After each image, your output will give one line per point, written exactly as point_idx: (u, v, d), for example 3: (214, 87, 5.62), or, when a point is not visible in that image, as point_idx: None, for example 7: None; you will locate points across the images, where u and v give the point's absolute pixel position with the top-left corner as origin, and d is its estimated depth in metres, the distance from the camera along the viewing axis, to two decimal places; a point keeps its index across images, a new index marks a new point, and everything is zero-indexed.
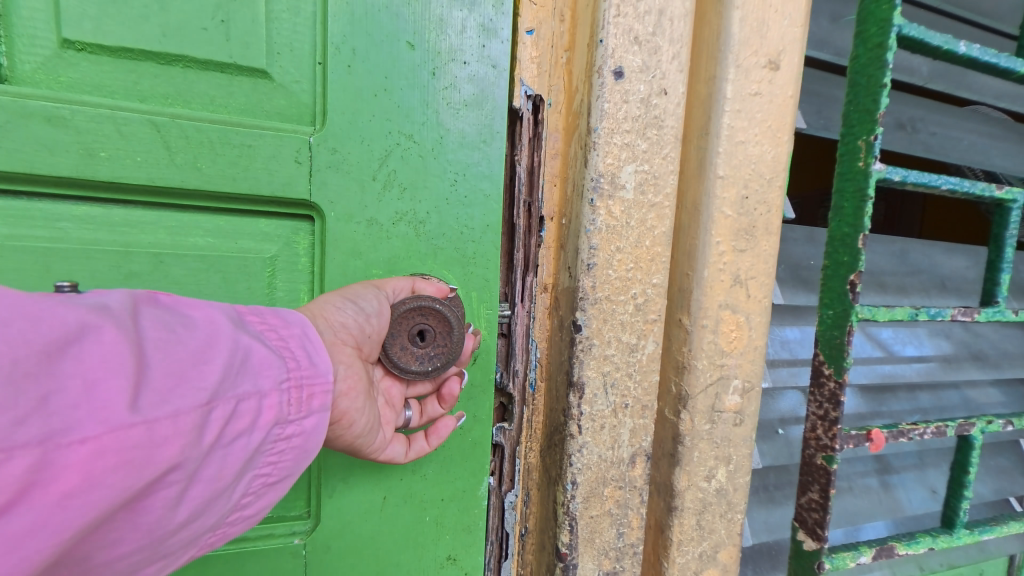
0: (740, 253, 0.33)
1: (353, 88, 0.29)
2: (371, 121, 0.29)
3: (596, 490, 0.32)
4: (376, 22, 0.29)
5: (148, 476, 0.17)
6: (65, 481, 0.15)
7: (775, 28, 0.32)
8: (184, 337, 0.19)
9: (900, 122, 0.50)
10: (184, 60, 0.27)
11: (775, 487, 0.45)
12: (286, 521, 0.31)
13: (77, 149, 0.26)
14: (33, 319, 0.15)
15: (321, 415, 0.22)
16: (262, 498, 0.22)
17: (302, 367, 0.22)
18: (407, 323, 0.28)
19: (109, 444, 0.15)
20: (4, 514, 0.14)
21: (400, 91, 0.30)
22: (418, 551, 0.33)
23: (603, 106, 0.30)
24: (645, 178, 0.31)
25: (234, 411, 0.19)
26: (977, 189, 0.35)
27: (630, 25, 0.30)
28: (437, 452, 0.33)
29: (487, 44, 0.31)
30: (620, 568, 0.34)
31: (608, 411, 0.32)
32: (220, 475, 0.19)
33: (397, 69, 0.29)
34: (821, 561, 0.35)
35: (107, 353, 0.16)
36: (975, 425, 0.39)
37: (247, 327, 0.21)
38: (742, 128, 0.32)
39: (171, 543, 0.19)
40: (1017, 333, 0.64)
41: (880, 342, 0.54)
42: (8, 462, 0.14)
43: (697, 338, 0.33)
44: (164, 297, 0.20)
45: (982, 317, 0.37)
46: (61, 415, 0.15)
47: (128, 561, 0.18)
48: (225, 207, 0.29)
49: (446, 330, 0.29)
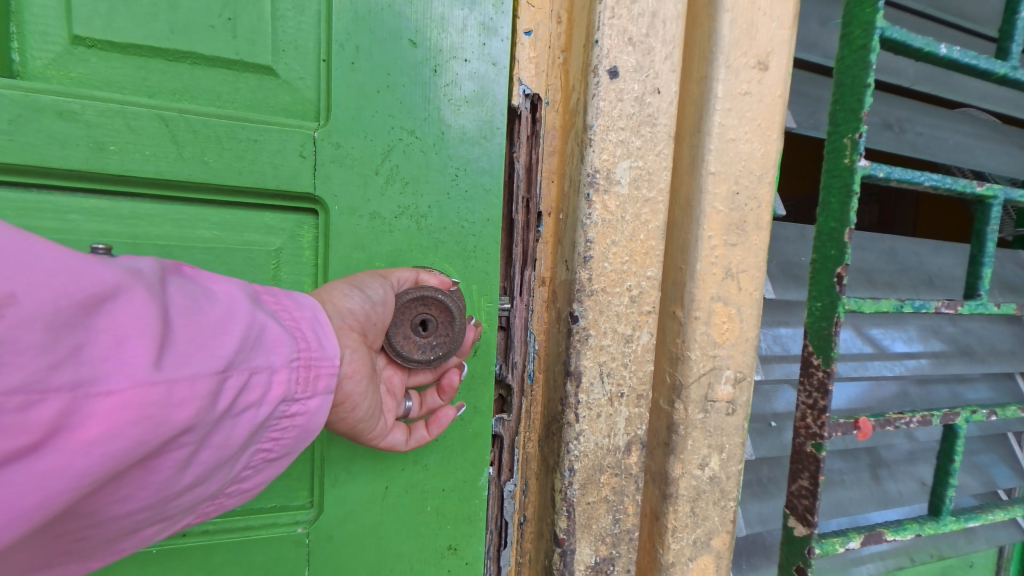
0: (732, 247, 0.35)
1: (357, 84, 0.30)
2: (374, 117, 0.30)
3: (593, 477, 0.33)
4: (379, 20, 0.30)
5: (164, 434, 0.18)
6: (89, 429, 0.16)
7: (763, 30, 0.33)
8: (207, 307, 0.19)
9: (887, 122, 0.52)
10: (191, 57, 0.28)
11: (768, 480, 0.46)
12: (289, 511, 0.32)
13: (88, 143, 0.27)
14: (73, 271, 0.16)
15: (325, 396, 0.23)
16: (261, 472, 0.23)
17: (312, 348, 0.22)
18: (410, 312, 0.29)
19: (132, 398, 0.16)
20: (35, 452, 0.15)
21: (402, 88, 0.31)
22: (418, 541, 0.34)
23: (599, 105, 0.31)
24: (639, 174, 0.32)
25: (247, 383, 0.20)
26: (959, 186, 0.37)
27: (624, 27, 0.31)
28: (437, 441, 0.33)
29: (488, 42, 0.32)
30: (616, 554, 0.35)
31: (603, 400, 0.33)
32: (227, 443, 0.20)
33: (399, 66, 0.30)
34: (811, 547, 0.36)
35: (137, 313, 0.17)
36: (959, 415, 0.40)
37: (264, 305, 0.22)
38: (733, 126, 0.33)
39: (174, 505, 0.20)
40: (1000, 328, 0.66)
41: (870, 338, 0.55)
42: (40, 404, 0.15)
43: (690, 329, 0.34)
44: (189, 269, 0.21)
45: (965, 309, 0.38)
46: (90, 366, 0.16)
47: (133, 518, 0.19)
48: (230, 201, 0.29)
49: (447, 319, 0.30)
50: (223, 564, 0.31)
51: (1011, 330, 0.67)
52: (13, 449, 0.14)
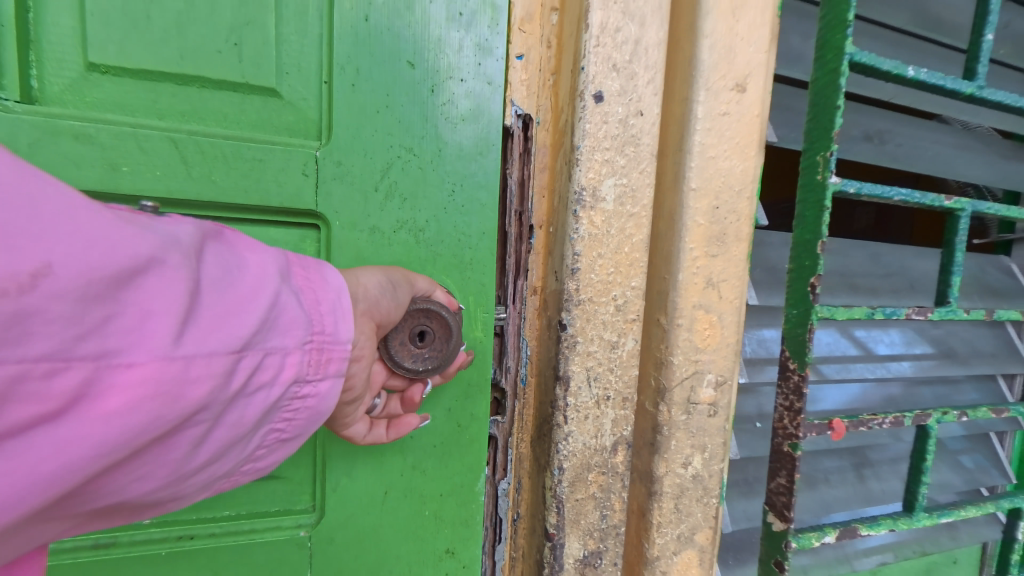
0: (713, 258, 0.37)
1: (357, 103, 0.32)
2: (374, 134, 0.32)
3: (581, 475, 0.35)
4: (378, 40, 0.32)
5: (183, 409, 0.19)
6: (110, 401, 0.17)
7: (741, 54, 0.36)
8: (234, 282, 0.21)
9: (867, 134, 0.54)
10: (200, 80, 0.30)
11: (755, 479, 0.48)
12: (292, 514, 0.34)
13: (104, 162, 0.29)
14: (94, 242, 0.17)
15: (334, 379, 0.25)
16: (272, 451, 0.25)
17: (325, 333, 0.24)
18: (416, 320, 0.31)
19: (153, 373, 0.18)
20: (60, 418, 0.16)
21: (401, 106, 0.33)
22: (418, 543, 0.36)
23: (585, 127, 0.33)
24: (623, 191, 0.34)
25: (261, 363, 0.22)
26: (928, 200, 0.39)
27: (608, 54, 0.33)
28: (435, 447, 0.36)
29: (483, 62, 0.34)
30: (604, 548, 0.37)
31: (591, 402, 0.35)
32: (240, 420, 0.22)
33: (398, 85, 0.32)
34: (788, 541, 0.38)
35: (166, 289, 0.19)
36: (930, 415, 0.42)
37: (291, 281, 0.24)
38: (713, 144, 0.36)
39: (190, 478, 0.22)
40: (981, 330, 0.68)
41: (856, 341, 0.58)
42: (64, 374, 0.16)
43: (673, 335, 0.36)
44: (224, 237, 0.22)
45: (936, 316, 0.40)
46: (115, 338, 0.17)
47: (151, 492, 0.21)
48: (237, 218, 0.31)
49: (445, 336, 0.32)
50: (229, 564, 0.33)
51: (994, 333, 0.69)
52: (39, 415, 0.16)
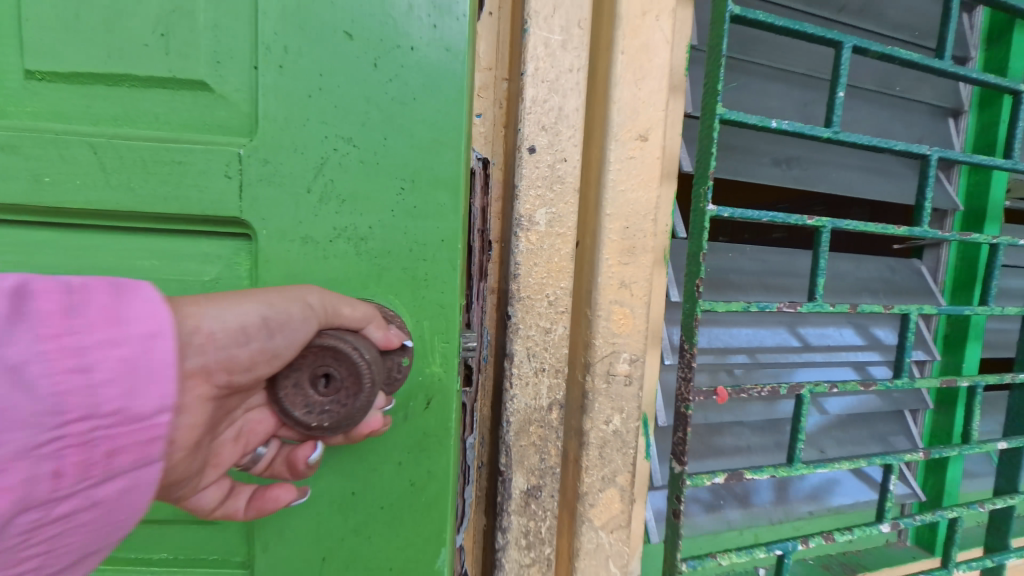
0: (625, 265, 0.49)
1: (290, 91, 0.37)
2: (308, 128, 0.37)
3: (525, 427, 0.47)
4: (315, 22, 0.37)
5: None
6: None
7: (644, 113, 0.47)
8: None
9: (778, 160, 0.66)
10: (129, 80, 0.36)
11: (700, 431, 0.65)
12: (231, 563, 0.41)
13: (30, 175, 0.36)
14: None
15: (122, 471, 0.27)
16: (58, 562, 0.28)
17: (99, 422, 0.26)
18: (323, 363, 0.34)
19: None
20: None
21: (337, 91, 0.37)
22: None
23: (522, 171, 0.45)
24: (554, 217, 0.46)
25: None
26: (791, 219, 0.51)
27: (539, 119, 0.45)
28: (383, 507, 0.41)
29: (439, 23, 0.38)
30: (544, 483, 0.49)
31: (531, 372, 0.47)
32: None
33: (337, 74, 0.37)
34: (683, 479, 0.50)
35: None
36: (801, 387, 0.55)
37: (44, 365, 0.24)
38: (622, 180, 0.47)
39: None
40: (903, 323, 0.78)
41: (800, 336, 0.71)
42: None
43: (595, 322, 0.48)
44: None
45: (803, 308, 0.53)
46: None
47: None
48: (157, 226, 0.38)
49: (352, 389, 0.34)
50: None
51: (913, 327, 0.78)
52: None
